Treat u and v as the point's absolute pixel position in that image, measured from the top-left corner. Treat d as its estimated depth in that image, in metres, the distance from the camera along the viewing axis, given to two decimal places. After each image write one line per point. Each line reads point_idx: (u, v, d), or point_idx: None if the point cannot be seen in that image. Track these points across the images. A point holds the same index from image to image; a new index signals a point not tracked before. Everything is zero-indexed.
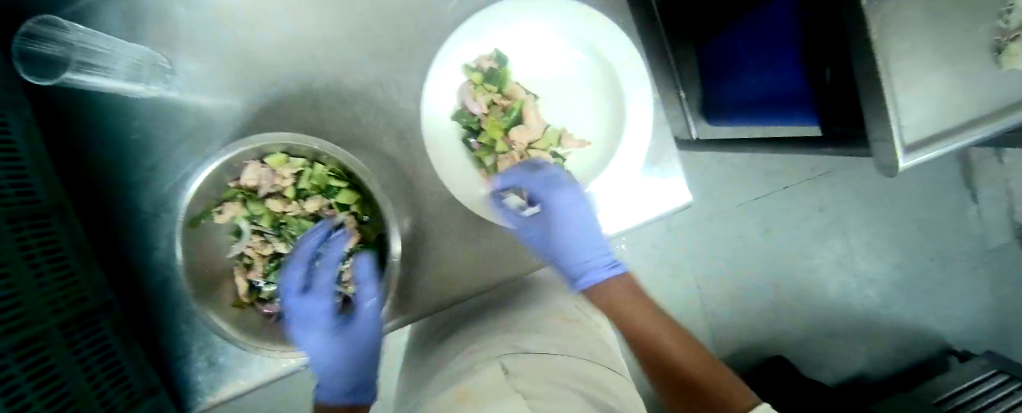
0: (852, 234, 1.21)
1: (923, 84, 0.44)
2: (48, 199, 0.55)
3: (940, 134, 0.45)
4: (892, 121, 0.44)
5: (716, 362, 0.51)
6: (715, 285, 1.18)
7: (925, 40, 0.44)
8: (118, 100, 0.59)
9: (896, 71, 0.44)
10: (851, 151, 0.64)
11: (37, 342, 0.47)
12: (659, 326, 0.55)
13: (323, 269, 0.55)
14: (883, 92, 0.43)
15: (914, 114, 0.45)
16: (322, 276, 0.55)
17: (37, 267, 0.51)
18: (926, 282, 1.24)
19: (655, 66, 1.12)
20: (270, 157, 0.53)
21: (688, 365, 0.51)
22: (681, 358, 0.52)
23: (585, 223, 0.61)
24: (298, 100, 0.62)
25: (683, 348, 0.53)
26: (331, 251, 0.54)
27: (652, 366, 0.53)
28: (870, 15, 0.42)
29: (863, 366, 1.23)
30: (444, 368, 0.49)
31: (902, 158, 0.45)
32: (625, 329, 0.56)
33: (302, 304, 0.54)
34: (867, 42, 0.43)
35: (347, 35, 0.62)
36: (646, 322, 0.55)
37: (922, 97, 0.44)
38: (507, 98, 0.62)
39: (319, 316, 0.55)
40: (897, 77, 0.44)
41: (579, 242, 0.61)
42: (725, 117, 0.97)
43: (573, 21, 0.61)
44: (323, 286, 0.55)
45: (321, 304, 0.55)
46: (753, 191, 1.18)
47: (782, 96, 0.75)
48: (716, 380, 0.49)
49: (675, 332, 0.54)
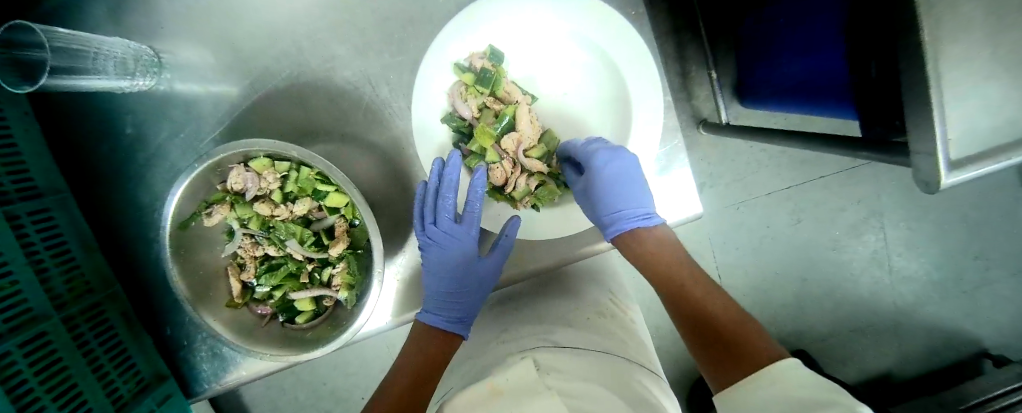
0: (890, 228, 1.10)
1: (980, 85, 0.37)
2: (51, 193, 0.57)
3: (989, 152, 0.38)
4: (940, 133, 0.37)
5: (747, 315, 0.47)
6: (733, 276, 1.10)
7: (987, 35, 0.37)
8: (114, 97, 0.60)
9: (951, 75, 0.37)
10: (884, 158, 0.52)
11: (45, 336, 0.51)
12: (688, 278, 0.53)
13: (470, 199, 0.57)
14: (933, 99, 0.37)
15: (965, 123, 0.37)
16: (472, 209, 0.57)
17: (42, 263, 0.53)
18: (966, 282, 1.13)
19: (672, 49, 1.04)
20: (254, 162, 0.52)
21: (717, 314, 0.48)
22: (708, 307, 0.49)
23: (627, 174, 0.58)
24: (293, 93, 0.61)
25: (713, 300, 0.50)
26: (476, 186, 0.56)
27: (679, 313, 0.51)
28: (918, 7, 0.36)
29: (889, 365, 1.14)
30: (483, 353, 0.55)
31: (944, 175, 0.37)
32: (659, 277, 0.55)
33: (455, 228, 0.57)
34: (917, 35, 0.36)
35: (335, 26, 0.60)
36: (676, 274, 0.54)
37: (977, 106, 0.37)
38: (500, 102, 0.59)
39: (463, 242, 0.58)
40: (953, 75, 0.37)
41: (628, 193, 0.59)
42: (761, 101, 0.88)
43: (576, 15, 0.57)
44: (473, 215, 0.58)
45: (466, 232, 0.58)
46: (783, 179, 1.07)
47: (818, 88, 0.67)
48: (745, 331, 0.45)
49: (707, 286, 0.51)
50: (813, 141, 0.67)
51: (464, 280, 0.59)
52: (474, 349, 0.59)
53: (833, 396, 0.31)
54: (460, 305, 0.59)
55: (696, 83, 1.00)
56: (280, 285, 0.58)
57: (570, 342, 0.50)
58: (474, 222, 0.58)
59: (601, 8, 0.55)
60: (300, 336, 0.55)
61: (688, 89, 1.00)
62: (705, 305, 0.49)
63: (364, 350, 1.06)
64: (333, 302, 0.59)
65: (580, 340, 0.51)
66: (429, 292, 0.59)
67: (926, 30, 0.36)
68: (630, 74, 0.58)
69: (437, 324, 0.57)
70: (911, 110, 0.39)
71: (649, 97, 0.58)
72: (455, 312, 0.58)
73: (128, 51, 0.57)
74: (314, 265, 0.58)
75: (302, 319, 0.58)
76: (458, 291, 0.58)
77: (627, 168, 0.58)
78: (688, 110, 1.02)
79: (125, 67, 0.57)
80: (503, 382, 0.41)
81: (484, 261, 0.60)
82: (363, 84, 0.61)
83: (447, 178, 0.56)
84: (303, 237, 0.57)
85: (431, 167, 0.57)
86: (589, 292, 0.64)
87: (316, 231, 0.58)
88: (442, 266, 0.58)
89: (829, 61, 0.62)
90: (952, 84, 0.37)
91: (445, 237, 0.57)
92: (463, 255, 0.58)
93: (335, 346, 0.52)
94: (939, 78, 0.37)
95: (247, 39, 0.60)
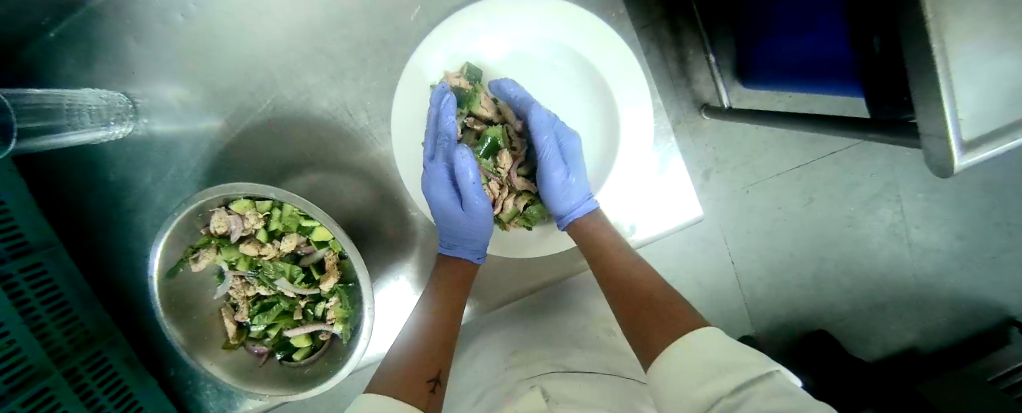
0: (907, 201, 0.98)
1: (990, 62, 0.33)
2: (42, 246, 0.57)
3: (999, 133, 0.34)
4: (949, 115, 0.33)
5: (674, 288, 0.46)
6: (751, 263, 0.98)
7: (996, 4, 0.33)
8: (96, 149, 0.61)
9: (958, 53, 0.33)
10: (893, 140, 0.47)
11: (47, 392, 0.52)
12: (618, 254, 0.52)
13: (444, 127, 0.53)
14: (945, 81, 0.33)
15: (975, 103, 0.33)
16: (443, 145, 0.53)
17: (39, 319, 0.54)
18: (1005, 255, 1.01)
19: (640, 26, 0.89)
20: (235, 203, 0.52)
21: (646, 287, 0.46)
22: (636, 282, 0.48)
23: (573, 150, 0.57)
24: (271, 126, 0.60)
25: (640, 276, 0.48)
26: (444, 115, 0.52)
27: (608, 285, 0.50)
28: None
29: (922, 346, 1.03)
30: (484, 379, 0.52)
31: (956, 159, 0.34)
32: (594, 252, 0.54)
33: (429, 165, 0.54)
34: (919, 19, 0.32)
35: (306, 56, 0.59)
36: (610, 250, 0.53)
37: (990, 84, 0.33)
38: (480, 121, 0.57)
39: (438, 178, 0.54)
40: (962, 52, 0.33)
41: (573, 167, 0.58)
42: (764, 83, 0.79)
43: (551, 16, 0.55)
44: (444, 146, 0.53)
45: (439, 167, 0.53)
46: (793, 158, 0.95)
47: (808, 69, 0.64)
48: (672, 302, 0.43)
49: (638, 264, 0.50)
50: (804, 123, 0.63)
51: (467, 225, 0.56)
52: (478, 375, 0.54)
53: (744, 355, 0.32)
54: (471, 239, 0.57)
55: (696, 67, 0.88)
56: (274, 323, 0.56)
57: (581, 366, 0.48)
58: (445, 157, 0.53)
59: (580, 14, 0.54)
60: (298, 373, 0.55)
61: (686, 74, 0.89)
62: (636, 280, 0.48)
63: None
64: (329, 336, 0.57)
65: (589, 363, 0.49)
66: (441, 229, 0.58)
67: (926, 5, 0.32)
68: (614, 76, 0.56)
69: (455, 253, 0.57)
70: (916, 94, 0.35)
71: (636, 100, 0.56)
72: (472, 243, 0.57)
73: (102, 102, 0.58)
74: (307, 301, 0.57)
75: (298, 356, 0.57)
76: (466, 230, 0.56)
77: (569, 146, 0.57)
78: (688, 97, 0.91)
79: (100, 117, 0.57)
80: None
81: (477, 202, 0.54)
82: (342, 112, 0.60)
83: (443, 122, 0.53)
84: (292, 275, 0.55)
85: (433, 93, 0.53)
86: (592, 306, 0.62)
87: (306, 267, 0.57)
88: (444, 200, 0.55)
89: (813, 42, 0.60)
90: (965, 64, 0.33)
91: (427, 177, 0.54)
92: (449, 196, 0.55)
93: (334, 383, 0.51)
94: (946, 58, 0.33)
95: (222, 75, 0.59)
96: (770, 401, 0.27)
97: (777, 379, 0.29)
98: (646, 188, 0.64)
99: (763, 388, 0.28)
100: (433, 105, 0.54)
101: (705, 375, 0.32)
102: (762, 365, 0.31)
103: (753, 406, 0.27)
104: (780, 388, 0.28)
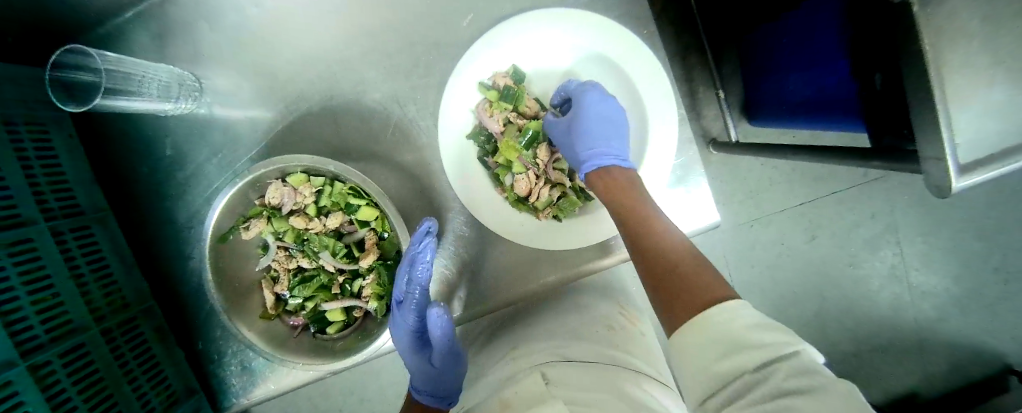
0: (906, 243, 1.02)
1: (985, 88, 0.38)
2: (93, 211, 0.61)
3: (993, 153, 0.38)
4: (946, 138, 0.37)
5: (704, 258, 0.42)
6: (754, 293, 1.01)
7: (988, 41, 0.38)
8: (154, 124, 0.65)
9: (957, 80, 0.37)
10: (894, 166, 0.52)
11: (83, 348, 0.53)
12: (643, 218, 0.49)
13: (418, 273, 0.55)
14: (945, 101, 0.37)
15: (970, 128, 0.38)
16: (414, 294, 0.56)
17: (82, 277, 0.56)
18: (1000, 303, 1.04)
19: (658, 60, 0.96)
20: (291, 176, 0.55)
21: (673, 253, 0.44)
22: (663, 248, 0.45)
23: (610, 115, 0.60)
24: (326, 114, 0.65)
25: (669, 242, 0.46)
26: (416, 271, 0.55)
27: (635, 249, 0.48)
28: (926, 16, 0.37)
29: (920, 391, 1.04)
30: (490, 373, 0.55)
31: (953, 181, 0.38)
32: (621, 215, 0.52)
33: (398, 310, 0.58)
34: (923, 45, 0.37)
35: (363, 57, 0.65)
36: (634, 214, 0.50)
37: (985, 110, 0.38)
38: (522, 117, 0.63)
39: (407, 324, 0.57)
40: (958, 80, 0.37)
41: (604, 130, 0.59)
42: (768, 120, 0.84)
43: (588, 27, 0.61)
44: (412, 299, 0.56)
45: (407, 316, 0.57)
46: (797, 196, 1.00)
47: (806, 104, 0.70)
48: (699, 272, 0.41)
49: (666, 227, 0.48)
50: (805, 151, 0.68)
51: (434, 371, 0.58)
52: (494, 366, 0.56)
53: (767, 334, 0.31)
54: (439, 385, 0.58)
55: (705, 103, 0.94)
56: (313, 296, 0.59)
57: (582, 356, 0.50)
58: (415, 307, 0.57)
59: (618, 28, 0.59)
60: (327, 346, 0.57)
61: (697, 108, 0.95)
62: (664, 245, 0.45)
63: (362, 387, 0.94)
64: (362, 313, 0.61)
65: (591, 352, 0.51)
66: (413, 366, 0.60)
67: (930, 31, 0.37)
68: (646, 89, 0.62)
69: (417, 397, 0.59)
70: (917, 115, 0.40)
71: (661, 106, 0.62)
72: (437, 388, 0.58)
73: (172, 77, 0.61)
74: (345, 277, 0.60)
75: (332, 329, 0.59)
76: (435, 372, 0.58)
77: (609, 112, 0.60)
78: (698, 131, 0.96)
79: (167, 91, 0.61)
80: (514, 396, 0.45)
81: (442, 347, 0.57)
82: (392, 104, 0.65)
83: (416, 268, 0.55)
84: (335, 250, 0.59)
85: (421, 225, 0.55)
86: (594, 304, 0.63)
87: (348, 244, 0.60)
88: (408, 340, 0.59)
89: (817, 78, 0.65)
90: (964, 84, 0.37)
91: (396, 322, 0.58)
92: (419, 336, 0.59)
93: (365, 355, 0.53)
94: (945, 82, 0.37)
95: (284, 65, 0.64)
96: (792, 381, 0.28)
97: (803, 358, 0.29)
98: (666, 202, 0.68)
99: (787, 368, 0.29)
100: (410, 246, 0.55)
101: (721, 351, 0.32)
102: (786, 344, 0.30)
103: (777, 385, 0.28)
104: (798, 370, 0.28)
